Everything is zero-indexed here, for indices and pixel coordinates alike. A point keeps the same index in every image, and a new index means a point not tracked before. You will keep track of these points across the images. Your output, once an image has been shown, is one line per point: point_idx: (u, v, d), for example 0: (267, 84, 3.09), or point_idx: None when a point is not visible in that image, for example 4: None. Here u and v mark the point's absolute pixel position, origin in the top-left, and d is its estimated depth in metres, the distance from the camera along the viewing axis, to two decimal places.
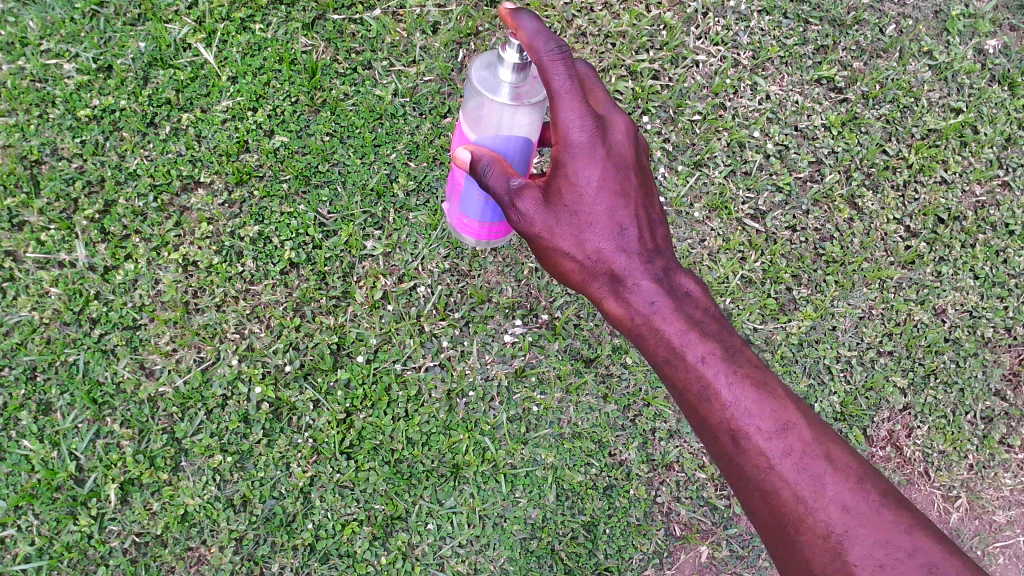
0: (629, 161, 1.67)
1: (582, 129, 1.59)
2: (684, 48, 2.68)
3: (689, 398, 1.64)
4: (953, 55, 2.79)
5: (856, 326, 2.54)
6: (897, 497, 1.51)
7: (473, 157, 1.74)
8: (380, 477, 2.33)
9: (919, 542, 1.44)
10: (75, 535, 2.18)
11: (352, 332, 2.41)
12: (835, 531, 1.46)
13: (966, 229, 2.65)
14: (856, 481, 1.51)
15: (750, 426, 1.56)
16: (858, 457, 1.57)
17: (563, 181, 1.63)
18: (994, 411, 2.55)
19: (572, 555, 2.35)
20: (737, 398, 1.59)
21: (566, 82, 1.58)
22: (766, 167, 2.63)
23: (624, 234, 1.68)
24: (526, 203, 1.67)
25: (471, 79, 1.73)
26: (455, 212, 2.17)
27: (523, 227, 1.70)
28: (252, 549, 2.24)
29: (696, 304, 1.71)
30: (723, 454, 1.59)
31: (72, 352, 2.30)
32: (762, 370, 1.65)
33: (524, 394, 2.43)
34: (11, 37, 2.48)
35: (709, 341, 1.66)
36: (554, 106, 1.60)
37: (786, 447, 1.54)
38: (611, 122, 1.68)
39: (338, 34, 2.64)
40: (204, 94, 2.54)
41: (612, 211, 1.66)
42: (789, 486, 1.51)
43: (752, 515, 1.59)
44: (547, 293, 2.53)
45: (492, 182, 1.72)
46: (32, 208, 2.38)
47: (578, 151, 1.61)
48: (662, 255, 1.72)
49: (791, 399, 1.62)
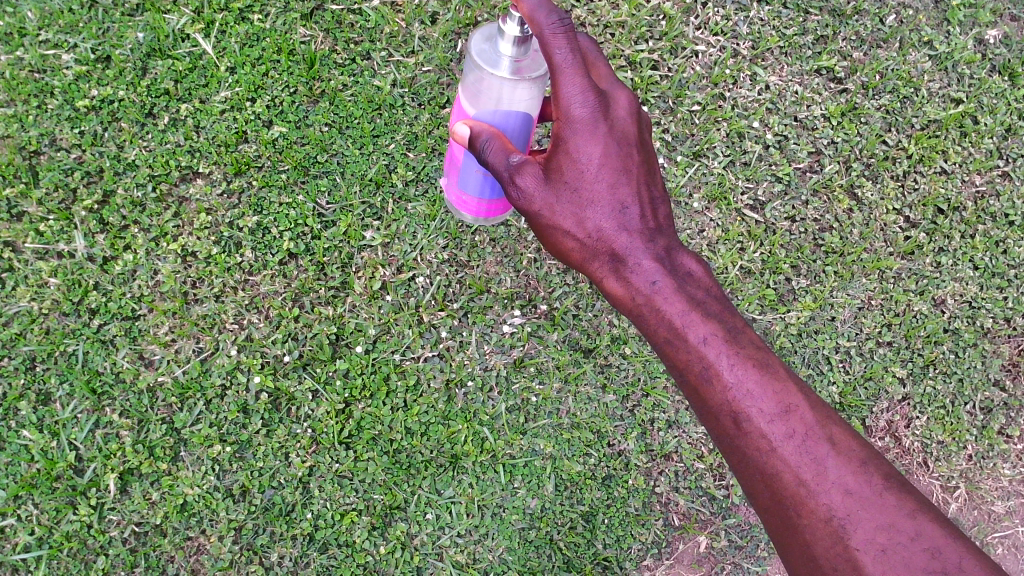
0: (631, 139, 1.67)
1: (584, 105, 1.60)
2: (683, 38, 2.68)
3: (689, 379, 1.64)
4: (953, 44, 2.78)
5: (855, 316, 2.54)
6: (900, 481, 1.51)
7: (473, 132, 1.75)
8: (379, 468, 2.33)
9: (922, 526, 1.43)
10: (75, 525, 2.19)
11: (351, 323, 2.41)
12: (837, 515, 1.46)
13: (965, 220, 2.64)
14: (859, 465, 1.51)
15: (751, 407, 1.56)
16: (861, 439, 1.56)
17: (564, 158, 1.64)
18: (994, 401, 2.55)
19: (570, 545, 2.35)
20: (739, 379, 1.58)
21: (568, 56, 1.57)
22: (765, 157, 2.63)
23: (625, 212, 1.68)
24: (526, 179, 1.68)
25: (471, 52, 1.71)
26: (454, 189, 2.16)
27: (522, 205, 1.71)
28: (252, 539, 2.25)
29: (698, 283, 1.71)
30: (724, 435, 1.60)
31: (71, 342, 2.30)
32: (764, 350, 1.64)
33: (523, 384, 2.43)
34: (10, 27, 2.48)
35: (711, 322, 1.65)
36: (555, 81, 1.60)
37: (788, 430, 1.54)
38: (613, 98, 1.67)
39: (337, 24, 2.63)
40: (202, 84, 2.53)
41: (613, 189, 1.66)
42: (790, 469, 1.51)
43: (752, 497, 1.60)
44: (546, 284, 2.52)
45: (492, 158, 1.72)
46: (30, 198, 2.38)
47: (579, 128, 1.61)
48: (663, 234, 1.72)
49: (794, 380, 1.61)
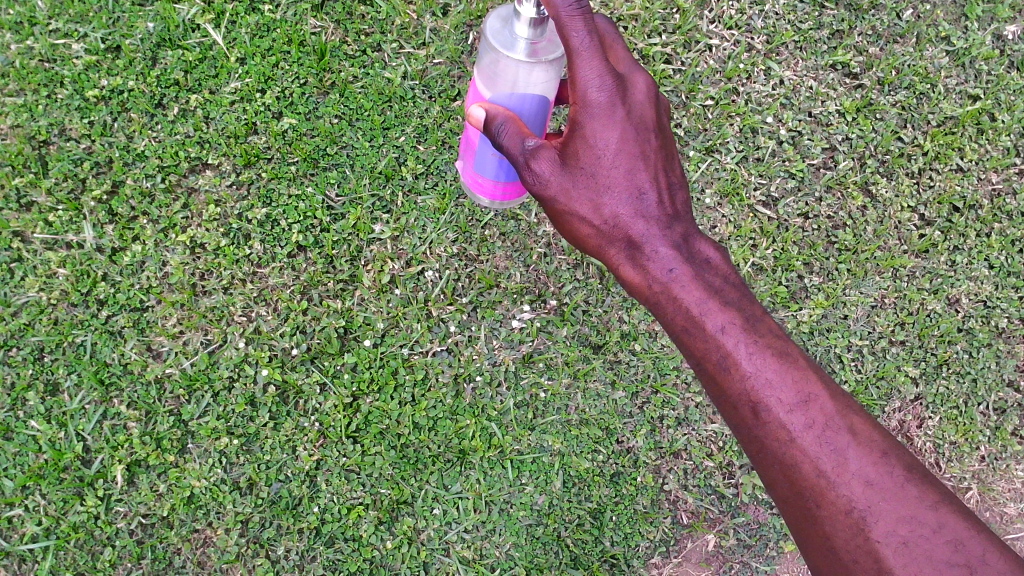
0: (649, 124, 1.66)
1: (601, 88, 1.58)
2: (697, 32, 2.64)
3: (707, 368, 1.62)
4: (972, 40, 2.72)
5: (868, 314, 2.51)
6: (923, 472, 1.48)
7: (487, 115, 1.69)
8: (387, 462, 2.32)
9: (944, 518, 1.41)
10: (82, 516, 2.20)
11: (359, 316, 2.40)
12: (858, 507, 1.44)
13: (981, 218, 2.60)
14: (880, 455, 1.48)
15: (770, 397, 1.54)
16: (882, 429, 1.54)
17: (581, 142, 1.63)
18: (1007, 402, 2.52)
19: (578, 542, 2.34)
20: (758, 368, 1.56)
21: (585, 39, 1.54)
22: (779, 153, 2.60)
23: (642, 199, 1.66)
24: (542, 164, 1.66)
25: (486, 35, 1.68)
26: (469, 171, 2.13)
27: (537, 189, 1.70)
28: (258, 532, 2.25)
29: (716, 271, 1.68)
30: (743, 425, 1.58)
31: (79, 333, 2.31)
32: (784, 339, 1.62)
33: (531, 380, 2.41)
34: (20, 16, 2.47)
35: (729, 310, 1.63)
36: (571, 63, 1.57)
37: (807, 420, 1.52)
38: (631, 81, 1.66)
39: (347, 15, 2.59)
40: (212, 75, 2.51)
41: (631, 175, 1.65)
42: (810, 460, 1.49)
43: (771, 488, 1.58)
44: (556, 279, 2.49)
45: (506, 142, 1.68)
46: (39, 188, 2.38)
47: (596, 110, 1.60)
48: (681, 220, 1.70)
49: (814, 369, 1.59)
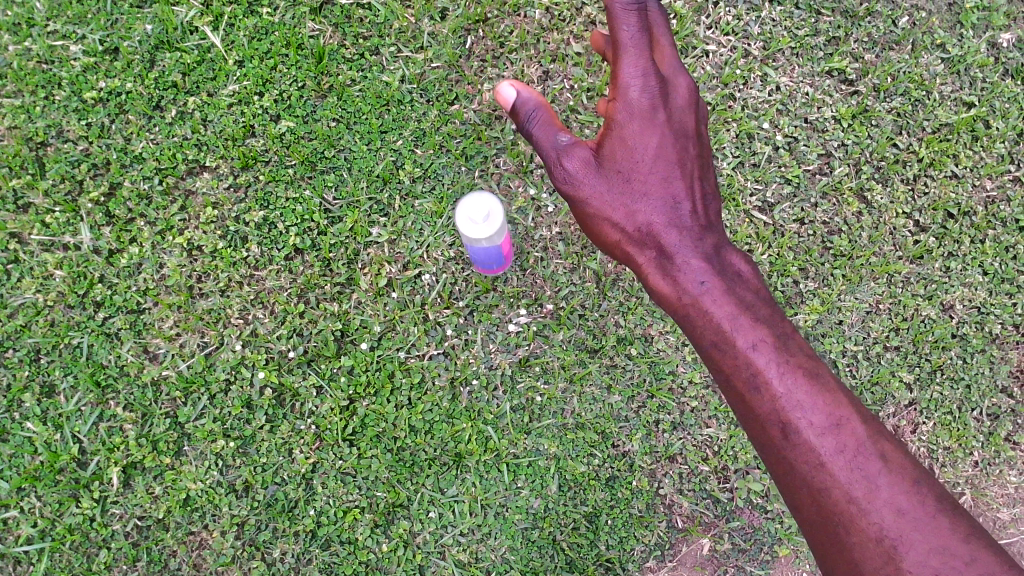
0: (688, 132, 1.76)
1: (643, 90, 1.70)
2: (695, 37, 2.65)
3: (735, 386, 1.58)
4: (966, 47, 2.67)
5: (862, 320, 2.53)
6: (954, 504, 1.42)
7: (519, 100, 1.87)
8: (383, 465, 2.34)
9: (976, 552, 1.34)
10: (78, 518, 2.24)
11: (356, 319, 2.41)
12: (888, 535, 1.37)
13: (976, 225, 2.59)
14: (913, 485, 1.42)
15: (800, 418, 1.49)
16: (915, 460, 1.47)
17: (620, 143, 1.74)
18: (1001, 407, 2.53)
19: (573, 545, 2.36)
20: (788, 388, 1.52)
21: (636, 35, 1.66)
22: (775, 159, 2.61)
23: (677, 208, 1.74)
24: (573, 162, 1.79)
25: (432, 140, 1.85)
26: None
27: (568, 188, 1.81)
28: (254, 534, 2.29)
29: (747, 285, 1.69)
30: (769, 446, 1.53)
31: (76, 335, 2.33)
32: (815, 362, 1.58)
33: (528, 384, 2.42)
34: (18, 17, 2.45)
35: (760, 328, 1.60)
36: (617, 60, 1.69)
37: (838, 444, 1.45)
38: (674, 86, 1.75)
39: (346, 18, 2.54)
40: (210, 77, 2.49)
41: (666, 182, 1.75)
42: (840, 485, 1.43)
43: (796, 513, 1.53)
44: (552, 282, 2.48)
45: (537, 131, 1.84)
46: (37, 190, 2.39)
47: (637, 114, 1.71)
48: (715, 233, 1.76)
49: (844, 393, 1.54)
